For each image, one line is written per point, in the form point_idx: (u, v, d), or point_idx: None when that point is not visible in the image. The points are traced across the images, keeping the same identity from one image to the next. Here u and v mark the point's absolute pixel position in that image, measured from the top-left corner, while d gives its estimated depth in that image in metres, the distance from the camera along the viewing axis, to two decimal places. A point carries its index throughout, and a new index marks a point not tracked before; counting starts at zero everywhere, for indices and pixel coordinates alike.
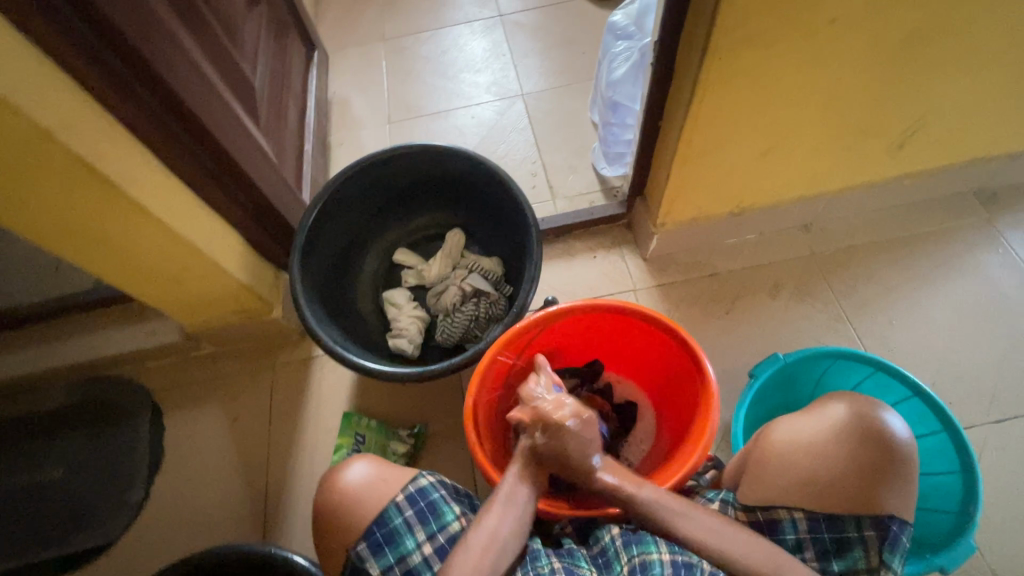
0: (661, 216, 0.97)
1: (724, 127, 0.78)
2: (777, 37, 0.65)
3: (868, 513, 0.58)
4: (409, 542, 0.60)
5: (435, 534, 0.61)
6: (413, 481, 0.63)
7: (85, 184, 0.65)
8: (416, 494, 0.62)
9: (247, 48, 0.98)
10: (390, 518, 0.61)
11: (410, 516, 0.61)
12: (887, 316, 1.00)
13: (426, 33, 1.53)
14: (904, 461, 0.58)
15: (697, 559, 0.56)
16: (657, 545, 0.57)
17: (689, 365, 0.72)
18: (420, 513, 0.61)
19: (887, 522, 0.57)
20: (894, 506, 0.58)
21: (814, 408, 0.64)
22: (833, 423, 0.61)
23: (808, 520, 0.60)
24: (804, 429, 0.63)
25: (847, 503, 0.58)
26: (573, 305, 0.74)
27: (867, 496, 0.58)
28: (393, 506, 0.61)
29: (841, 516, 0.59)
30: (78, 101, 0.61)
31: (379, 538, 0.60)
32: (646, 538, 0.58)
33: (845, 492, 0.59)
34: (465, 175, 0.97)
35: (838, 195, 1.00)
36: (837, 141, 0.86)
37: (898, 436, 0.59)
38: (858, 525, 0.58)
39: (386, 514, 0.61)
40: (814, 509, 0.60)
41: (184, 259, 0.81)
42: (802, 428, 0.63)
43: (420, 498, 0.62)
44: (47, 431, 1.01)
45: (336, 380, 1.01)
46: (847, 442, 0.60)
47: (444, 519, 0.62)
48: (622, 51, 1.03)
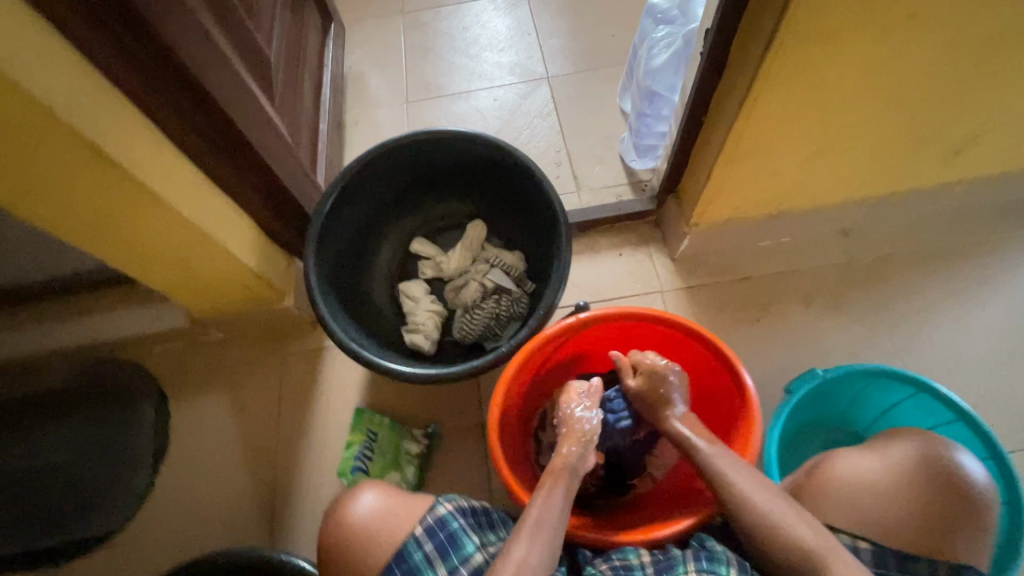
0: (696, 216, 0.92)
1: (776, 128, 0.73)
2: (851, 32, 0.59)
3: (942, 557, 0.56)
4: None
5: (456, 568, 0.57)
6: (430, 511, 0.60)
7: (90, 166, 0.60)
8: (433, 526, 0.59)
9: (263, 19, 0.92)
10: (410, 553, 0.58)
11: (430, 550, 0.58)
12: (926, 331, 0.95)
13: (447, 8, 1.46)
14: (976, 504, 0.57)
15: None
16: (686, 565, 0.55)
17: (728, 381, 0.68)
18: (440, 546, 0.58)
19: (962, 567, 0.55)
20: (965, 553, 0.56)
21: (877, 445, 0.64)
22: (896, 460, 0.61)
23: (874, 552, 0.57)
24: (865, 463, 0.62)
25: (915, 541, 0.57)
26: (606, 312, 0.70)
27: (938, 537, 0.56)
28: (411, 540, 0.58)
29: (910, 555, 0.56)
30: (84, 76, 0.56)
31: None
32: (674, 562, 0.56)
33: (914, 532, 0.57)
34: (492, 163, 0.92)
35: (883, 201, 0.95)
36: (893, 145, 0.80)
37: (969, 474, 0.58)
38: (930, 568, 0.56)
39: (404, 549, 0.58)
40: (881, 543, 0.57)
41: (193, 245, 0.77)
42: (868, 462, 0.62)
43: (438, 530, 0.59)
44: (48, 414, 0.98)
45: (347, 373, 0.98)
46: (916, 481, 0.59)
47: (465, 551, 0.58)
48: (662, 36, 0.95)
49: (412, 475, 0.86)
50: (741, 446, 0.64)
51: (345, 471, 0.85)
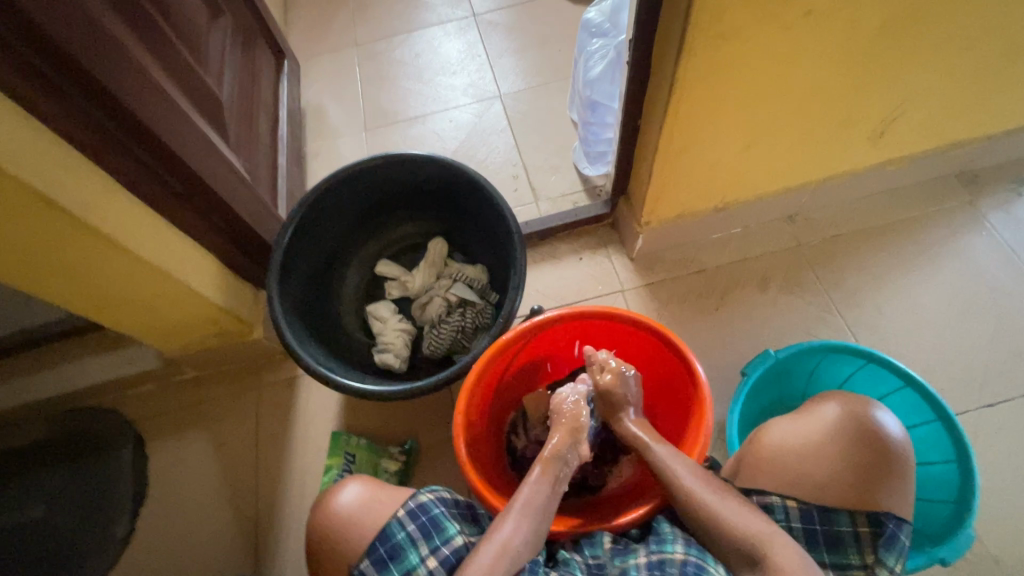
0: (645, 215, 0.96)
1: (704, 126, 0.77)
2: (754, 31, 0.63)
3: (862, 507, 0.57)
4: (413, 556, 0.58)
5: (439, 548, 0.58)
6: (412, 497, 0.62)
7: (44, 216, 0.62)
8: (416, 509, 0.60)
9: (212, 62, 0.95)
10: (393, 533, 0.59)
11: (413, 530, 0.59)
12: (876, 305, 0.99)
13: (399, 37, 1.50)
14: (896, 457, 0.58)
15: (672, 550, 0.55)
16: (637, 552, 0.57)
17: (682, 370, 0.71)
18: (422, 528, 0.59)
19: (881, 518, 0.56)
20: (889, 503, 0.57)
21: (808, 409, 0.65)
22: (825, 422, 0.62)
23: (800, 510, 0.59)
24: (799, 431, 0.63)
25: (840, 498, 0.58)
26: (560, 313, 0.72)
27: (860, 491, 0.57)
28: (394, 521, 0.60)
29: (833, 509, 0.58)
30: (32, 132, 0.58)
31: (382, 554, 0.58)
32: (630, 549, 0.58)
33: (838, 488, 0.58)
34: (446, 182, 0.95)
35: (822, 184, 1.00)
36: (819, 131, 0.85)
37: (887, 431, 0.59)
38: (851, 519, 0.57)
39: (387, 529, 0.59)
40: (807, 501, 0.59)
41: (155, 285, 0.79)
42: (797, 428, 0.63)
43: (420, 513, 0.60)
44: (24, 468, 0.97)
45: (323, 398, 0.99)
46: (842, 440, 0.60)
47: (447, 533, 0.60)
48: (598, 48, 1.04)
49: None
50: (695, 430, 0.66)
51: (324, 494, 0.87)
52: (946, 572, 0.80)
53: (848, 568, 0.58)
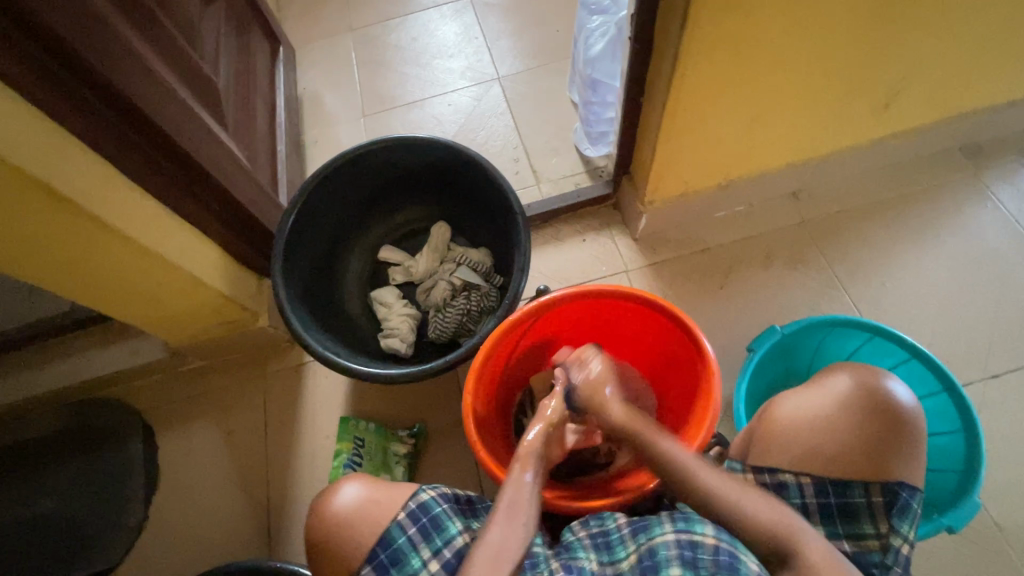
0: (649, 195, 0.95)
1: (708, 102, 0.76)
2: (759, 2, 0.62)
3: (876, 479, 0.58)
4: (415, 560, 0.59)
5: (440, 549, 0.60)
6: (412, 498, 0.62)
7: (44, 205, 0.61)
8: (417, 510, 0.61)
9: (207, 48, 0.94)
10: (393, 538, 0.59)
11: (413, 534, 0.60)
12: (881, 280, 0.99)
13: (394, 20, 1.48)
14: (908, 428, 0.59)
15: (701, 533, 0.53)
16: (663, 526, 0.55)
17: (689, 346, 0.71)
18: (423, 529, 0.60)
19: (895, 487, 0.57)
20: (902, 473, 0.58)
21: (819, 381, 0.65)
22: (838, 393, 0.62)
23: (815, 485, 0.59)
24: (812, 403, 0.63)
25: (853, 469, 0.59)
26: (567, 292, 0.72)
27: (874, 463, 0.58)
28: (394, 525, 0.60)
29: (848, 481, 0.59)
30: (30, 121, 0.57)
31: (384, 560, 0.59)
32: (651, 523, 0.56)
33: (853, 460, 0.59)
34: (448, 165, 0.94)
35: (825, 160, 0.99)
36: (823, 105, 0.84)
37: (899, 402, 0.60)
38: (865, 490, 0.58)
39: (388, 534, 0.60)
40: (822, 475, 0.59)
41: (159, 275, 0.78)
42: (811, 400, 0.63)
43: (421, 514, 0.61)
44: (35, 460, 0.98)
45: (330, 385, 0.99)
46: (855, 412, 0.60)
47: (448, 533, 0.61)
48: (597, 26, 1.01)
49: (402, 476, 0.88)
50: (703, 405, 0.66)
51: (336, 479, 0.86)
52: (952, 541, 0.81)
53: (863, 538, 0.59)
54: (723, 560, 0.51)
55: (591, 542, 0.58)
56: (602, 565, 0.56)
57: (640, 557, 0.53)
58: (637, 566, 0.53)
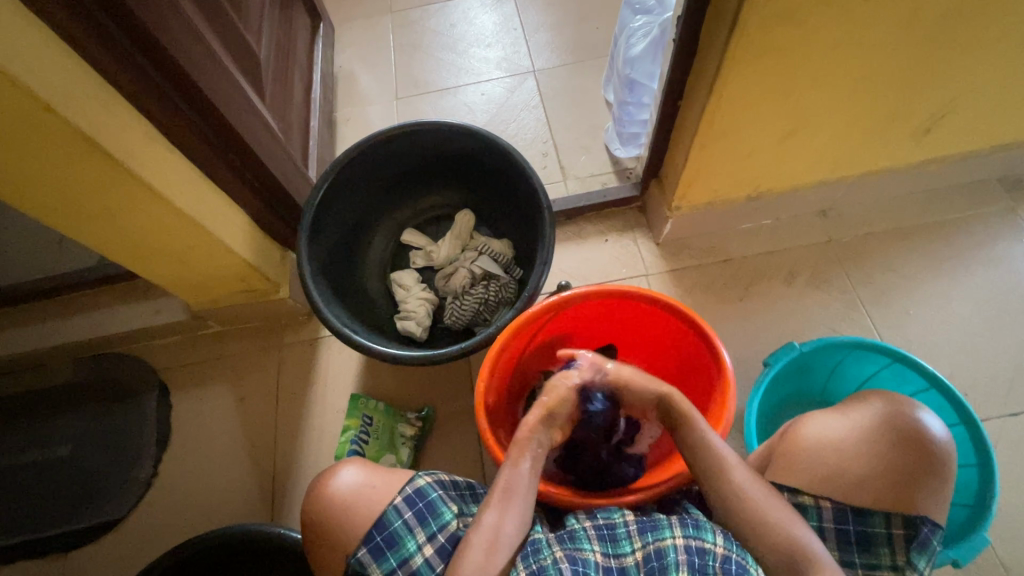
0: (677, 199, 0.95)
1: (748, 111, 0.75)
2: (813, 12, 0.61)
3: (899, 510, 0.58)
4: (411, 544, 0.59)
5: (435, 535, 0.60)
6: (409, 483, 0.62)
7: (88, 159, 0.62)
8: (413, 496, 0.61)
9: (251, 18, 0.95)
10: (389, 522, 0.60)
11: (409, 518, 0.60)
12: (905, 306, 0.98)
13: (434, 5, 1.48)
14: (939, 460, 0.58)
15: (710, 542, 0.53)
16: (672, 530, 0.54)
17: (706, 355, 0.70)
18: (419, 515, 0.60)
19: (917, 521, 0.57)
20: (927, 508, 0.57)
21: (846, 406, 0.65)
22: (866, 419, 0.62)
23: (834, 510, 0.60)
24: (838, 425, 0.63)
25: (876, 498, 0.59)
26: (587, 290, 0.72)
27: (898, 494, 0.58)
28: (391, 509, 0.60)
29: (869, 510, 0.59)
30: (80, 75, 0.58)
31: (379, 542, 0.59)
32: (659, 523, 0.56)
33: (879, 488, 0.59)
34: (478, 153, 0.94)
35: (860, 180, 0.97)
36: (864, 124, 0.83)
37: (932, 434, 0.59)
38: (886, 521, 0.58)
39: (384, 518, 0.60)
40: (843, 502, 0.60)
41: (189, 237, 0.80)
42: (837, 423, 0.63)
43: (417, 499, 0.61)
44: (54, 408, 1.00)
45: (343, 361, 1.01)
46: (881, 438, 0.60)
47: (443, 519, 0.60)
48: (640, 26, 0.99)
49: (407, 457, 0.89)
50: (716, 414, 0.66)
51: (342, 454, 0.88)
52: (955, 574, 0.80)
53: (879, 568, 0.59)
54: (732, 569, 0.51)
55: (595, 533, 0.57)
56: (605, 555, 0.55)
57: (646, 557, 0.53)
58: (645, 566, 0.52)
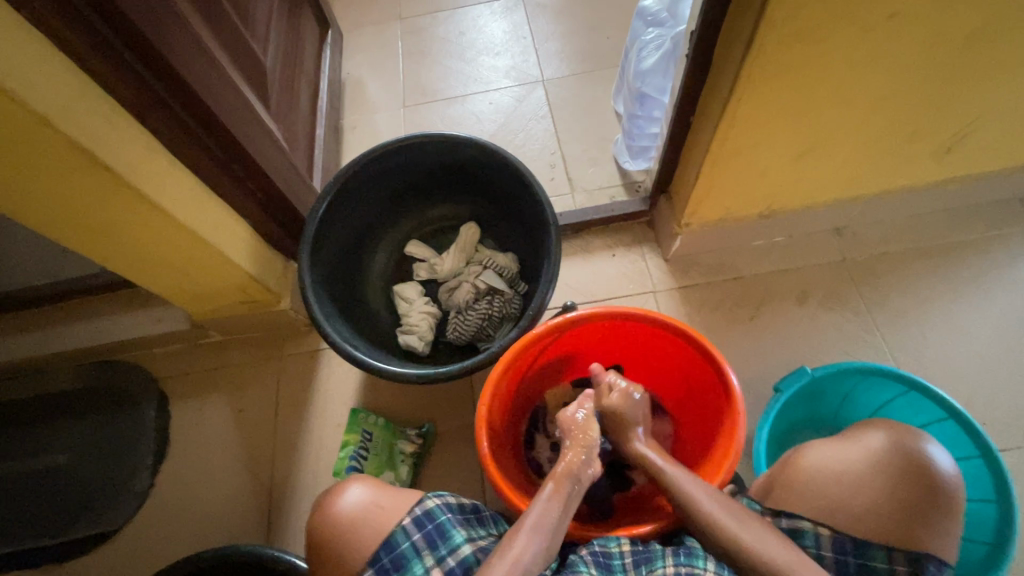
0: (686, 217, 0.93)
1: (762, 129, 0.73)
2: (832, 32, 0.59)
3: (902, 543, 0.54)
4: (418, 567, 0.57)
5: (444, 558, 0.57)
6: (418, 504, 0.60)
7: (86, 172, 0.61)
8: (422, 517, 0.59)
9: (258, 26, 0.94)
10: (398, 542, 0.58)
11: (418, 540, 0.58)
12: (921, 330, 0.95)
13: (444, 13, 1.47)
14: (945, 496, 0.56)
15: (703, 568, 0.52)
16: (665, 560, 0.54)
17: (715, 381, 0.68)
18: (428, 537, 0.58)
19: (919, 557, 0.53)
20: (932, 545, 0.54)
21: (850, 435, 0.63)
22: (868, 449, 0.60)
23: (832, 538, 0.56)
24: (840, 454, 0.61)
25: (879, 529, 0.55)
26: (592, 311, 0.70)
27: (902, 526, 0.55)
28: (400, 529, 0.58)
29: (870, 542, 0.55)
30: (80, 88, 0.57)
31: (387, 564, 0.57)
32: (653, 554, 0.56)
33: (882, 519, 0.55)
34: (483, 165, 0.92)
35: (876, 199, 0.95)
36: (882, 144, 0.80)
37: (939, 468, 0.57)
38: (887, 556, 0.54)
39: (392, 539, 0.58)
40: (842, 530, 0.56)
41: (190, 249, 0.78)
42: (838, 452, 0.61)
43: (426, 521, 0.59)
44: (54, 415, 1.00)
45: (343, 374, 0.99)
46: (884, 469, 0.58)
47: (453, 542, 0.58)
48: (652, 39, 0.97)
49: (406, 475, 0.87)
50: (724, 445, 0.64)
51: (340, 470, 0.86)
52: None
53: None
54: None
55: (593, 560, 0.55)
56: None
57: None
58: None
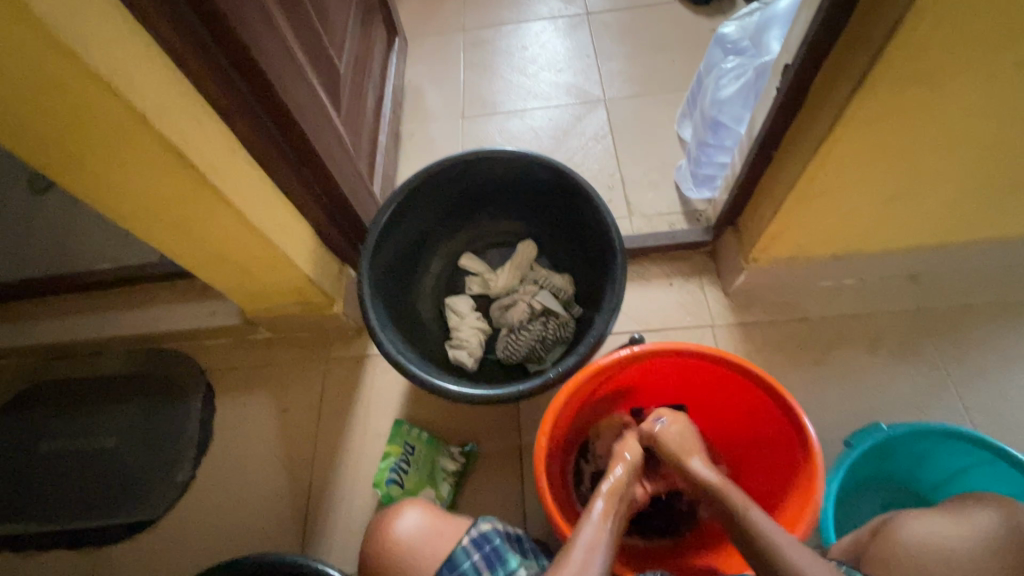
0: (755, 252, 0.89)
1: (855, 170, 0.70)
2: (951, 76, 0.55)
3: None
4: None
5: None
6: (473, 525, 0.60)
7: (172, 169, 0.62)
8: (479, 538, 0.58)
9: (335, 31, 0.95)
10: (458, 563, 0.56)
11: (478, 561, 0.57)
12: (1002, 392, 0.89)
13: (508, 26, 1.48)
14: None
15: None
16: None
17: (788, 431, 0.65)
18: (487, 559, 0.57)
19: None
20: None
21: (954, 513, 0.58)
22: (976, 529, 0.54)
23: None
24: (946, 533, 0.55)
25: None
26: (659, 346, 0.68)
27: None
28: (459, 549, 0.57)
29: None
30: (176, 87, 0.58)
31: None
32: None
33: None
34: (548, 184, 0.91)
35: (960, 249, 0.89)
36: (979, 194, 0.76)
37: None
38: None
39: (453, 558, 0.57)
40: None
41: (256, 249, 0.79)
42: (942, 530, 0.56)
43: (484, 542, 0.58)
44: (105, 398, 1.02)
45: (389, 383, 0.98)
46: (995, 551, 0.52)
47: (511, 565, 0.57)
48: (733, 67, 0.94)
49: (446, 493, 0.85)
50: (797, 503, 0.60)
51: (380, 482, 0.84)
52: None
53: None
54: None
55: None
56: None
57: None
58: None
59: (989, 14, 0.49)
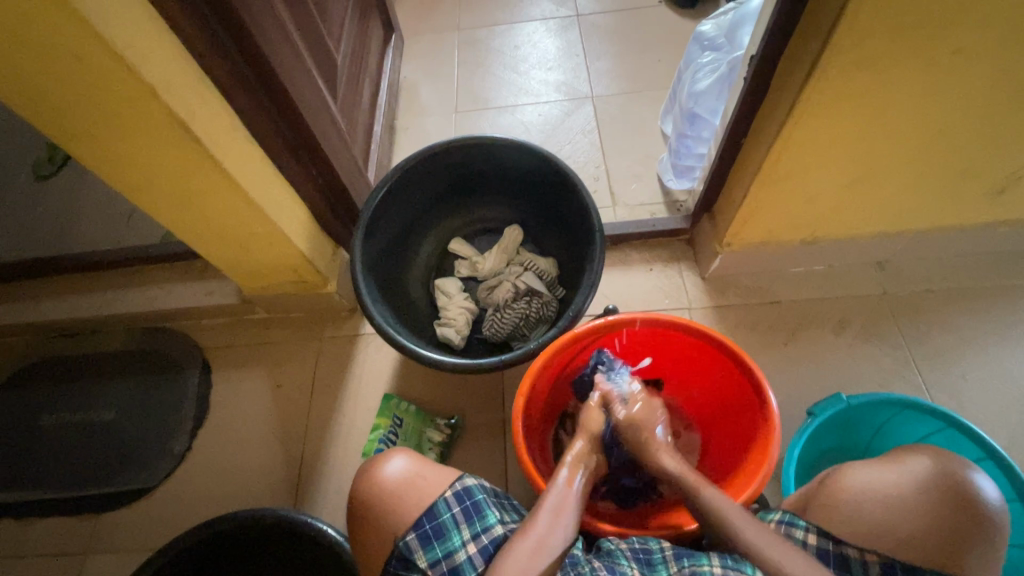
0: (729, 236, 0.94)
1: (816, 154, 0.75)
2: (895, 63, 0.60)
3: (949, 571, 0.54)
4: (456, 538, 0.58)
5: (479, 534, 0.59)
6: (458, 480, 0.62)
7: (177, 143, 0.66)
8: (461, 492, 0.61)
9: (333, 24, 1.00)
10: (438, 512, 0.59)
11: (457, 513, 0.60)
12: (960, 371, 0.94)
13: (501, 26, 1.53)
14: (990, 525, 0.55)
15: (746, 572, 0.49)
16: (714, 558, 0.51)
17: (751, 396, 0.69)
18: (466, 511, 0.60)
19: None
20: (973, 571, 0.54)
21: (892, 458, 0.62)
22: (911, 474, 0.59)
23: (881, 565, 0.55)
24: (883, 479, 0.60)
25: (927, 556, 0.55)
26: (632, 316, 0.72)
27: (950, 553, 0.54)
28: (441, 500, 0.60)
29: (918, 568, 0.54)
30: (183, 65, 0.62)
31: (427, 530, 0.58)
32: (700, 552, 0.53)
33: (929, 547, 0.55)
34: (533, 170, 0.96)
35: (921, 236, 0.95)
36: (933, 180, 0.81)
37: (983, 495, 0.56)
38: None
39: (434, 507, 0.60)
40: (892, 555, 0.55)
41: (253, 225, 0.83)
42: (880, 475, 0.61)
43: (465, 496, 0.61)
44: (105, 374, 1.05)
45: (379, 360, 1.02)
46: (928, 496, 0.57)
47: (488, 521, 0.60)
48: (708, 62, 1.00)
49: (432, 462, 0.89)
50: (755, 464, 0.64)
51: (369, 451, 0.89)
52: None
53: None
54: None
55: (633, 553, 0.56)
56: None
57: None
58: None
59: (925, 3, 0.54)
